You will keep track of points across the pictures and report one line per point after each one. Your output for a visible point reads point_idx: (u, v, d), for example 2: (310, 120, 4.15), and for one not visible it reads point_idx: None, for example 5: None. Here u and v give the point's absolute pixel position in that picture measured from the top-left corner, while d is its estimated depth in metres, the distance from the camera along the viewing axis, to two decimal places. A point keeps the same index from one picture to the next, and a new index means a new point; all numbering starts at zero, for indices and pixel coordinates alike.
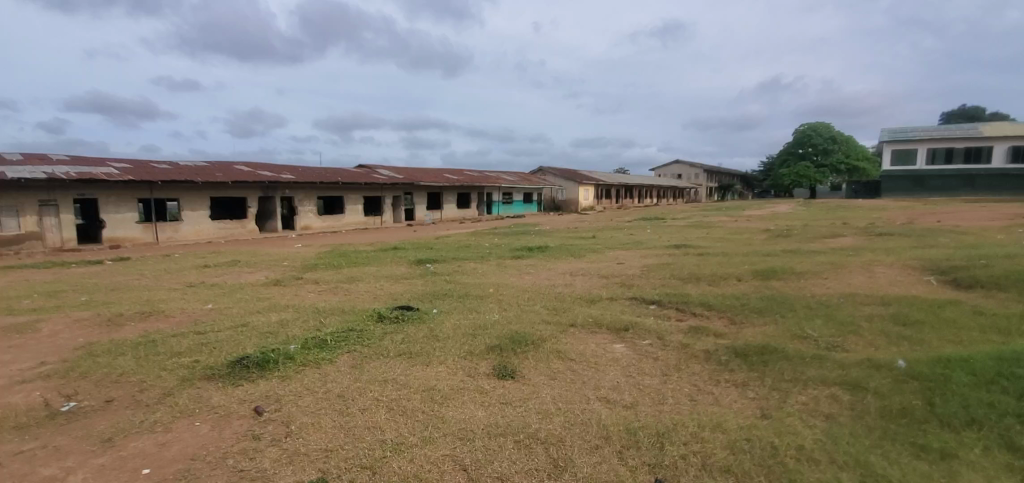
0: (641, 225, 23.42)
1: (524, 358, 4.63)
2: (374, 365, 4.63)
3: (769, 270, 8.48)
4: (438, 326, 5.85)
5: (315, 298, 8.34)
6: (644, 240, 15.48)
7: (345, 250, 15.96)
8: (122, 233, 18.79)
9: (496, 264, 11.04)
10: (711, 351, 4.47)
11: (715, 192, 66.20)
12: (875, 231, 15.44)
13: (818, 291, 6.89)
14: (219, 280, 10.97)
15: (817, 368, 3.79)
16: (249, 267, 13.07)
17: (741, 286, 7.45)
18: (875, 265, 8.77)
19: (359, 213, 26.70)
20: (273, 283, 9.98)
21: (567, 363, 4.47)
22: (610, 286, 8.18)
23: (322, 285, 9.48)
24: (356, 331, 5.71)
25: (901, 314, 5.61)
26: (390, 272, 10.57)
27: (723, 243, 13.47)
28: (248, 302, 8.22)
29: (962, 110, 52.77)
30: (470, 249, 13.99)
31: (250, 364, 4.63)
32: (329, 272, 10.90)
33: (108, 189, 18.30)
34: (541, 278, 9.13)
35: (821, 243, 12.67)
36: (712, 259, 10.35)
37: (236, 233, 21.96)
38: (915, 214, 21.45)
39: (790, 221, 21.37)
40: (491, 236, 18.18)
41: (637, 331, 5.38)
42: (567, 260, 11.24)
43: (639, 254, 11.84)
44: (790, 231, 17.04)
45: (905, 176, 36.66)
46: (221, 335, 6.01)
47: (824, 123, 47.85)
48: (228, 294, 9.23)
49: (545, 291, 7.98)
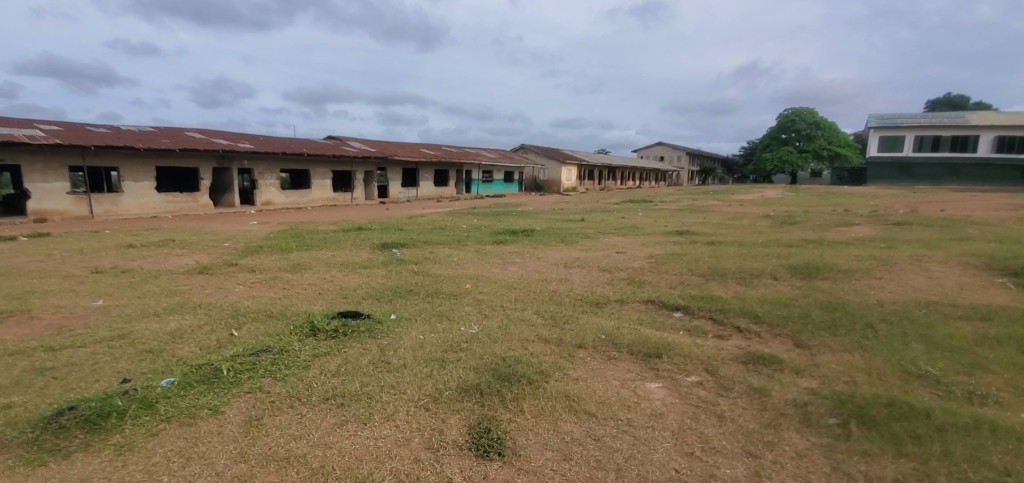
0: (630, 207, 21.96)
1: (517, 413, 2.96)
2: (282, 421, 2.91)
3: (806, 265, 7.01)
4: (391, 346, 4.14)
5: (242, 294, 6.53)
6: (639, 225, 13.96)
7: (302, 228, 13.99)
8: (51, 205, 16.38)
9: (473, 250, 9.34)
10: (809, 404, 2.91)
11: (696, 176, 65.23)
12: (889, 220, 14.25)
13: (883, 297, 5.45)
14: (136, 265, 8.99)
15: (1016, 460, 2.31)
16: (182, 248, 11.04)
17: (783, 287, 5.92)
18: (926, 261, 7.41)
19: (327, 189, 24.56)
20: (197, 271, 8.07)
21: (584, 424, 2.82)
22: (617, 283, 6.59)
23: (258, 275, 7.63)
24: (272, 352, 3.94)
25: (1020, 335, 4.22)
26: (348, 259, 8.77)
27: (729, 231, 12.03)
28: (152, 298, 6.34)
29: (947, 97, 52.62)
30: (443, 231, 12.22)
31: (72, 421, 2.83)
32: (272, 257, 9.05)
33: (33, 154, 15.85)
34: (529, 271, 7.46)
35: (838, 232, 11.33)
36: (728, 249, 8.85)
37: (186, 207, 19.72)
38: (915, 203, 20.43)
39: (788, 207, 20.18)
40: (470, 216, 16.48)
41: (677, 357, 3.80)
42: (556, 247, 9.55)
43: (639, 242, 10.23)
44: (793, 217, 15.81)
45: (891, 164, 36.10)
46: (80, 355, 4.18)
47: (809, 108, 47.07)
48: (136, 284, 7.33)
49: (536, 288, 6.35)
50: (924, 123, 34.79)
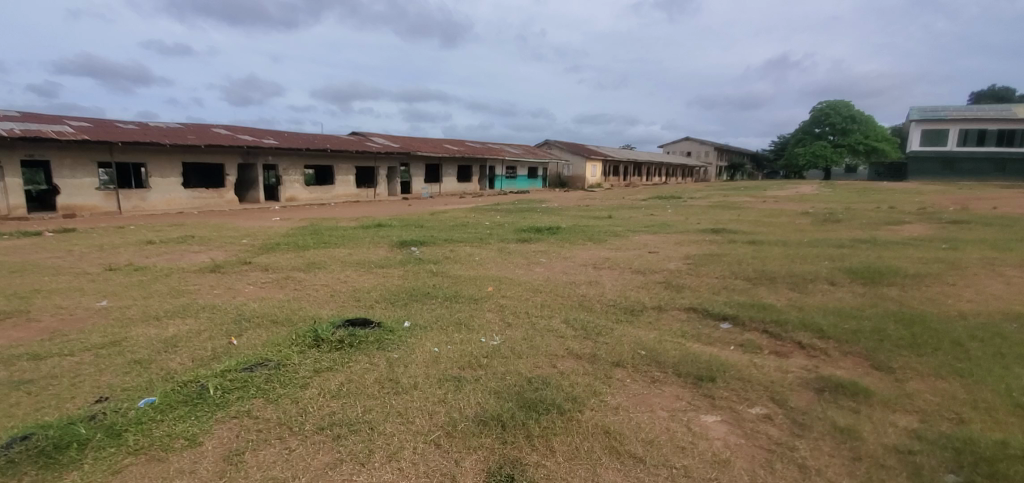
0: (656, 204, 21.16)
1: (545, 454, 2.44)
2: (265, 458, 2.47)
3: (866, 268, 6.28)
4: (401, 361, 3.66)
5: (250, 295, 6.17)
6: (670, 222, 13.26)
7: (322, 225, 13.71)
8: (80, 201, 16.51)
9: (496, 249, 8.84)
10: (915, 453, 2.34)
11: (725, 171, 63.49)
12: (940, 218, 13.23)
13: (964, 307, 4.75)
14: (150, 262, 8.77)
15: None
16: (200, 245, 10.83)
17: (844, 295, 5.25)
18: (1000, 265, 6.59)
19: (350, 185, 24.40)
20: (208, 269, 7.78)
21: (628, 474, 2.29)
22: (653, 287, 6.00)
23: (269, 274, 7.26)
24: (267, 367, 3.50)
25: None
26: (365, 257, 8.39)
27: (768, 229, 11.25)
28: (157, 298, 6.04)
29: (995, 88, 49.76)
30: (465, 228, 11.77)
31: (22, 455, 2.45)
32: (286, 255, 8.71)
33: (62, 150, 15.98)
34: (556, 273, 6.91)
35: (889, 231, 10.46)
36: (772, 249, 8.13)
37: (212, 203, 19.75)
38: (966, 199, 19.16)
39: (827, 204, 19.09)
40: (493, 212, 16.04)
41: (734, 381, 3.22)
42: (584, 247, 8.97)
43: (671, 240, 9.60)
44: (834, 214, 14.89)
45: (933, 158, 34.13)
46: (64, 367, 3.84)
47: (844, 101, 45.17)
48: (145, 283, 7.06)
49: (564, 293, 5.81)
50: (969, 116, 32.90)
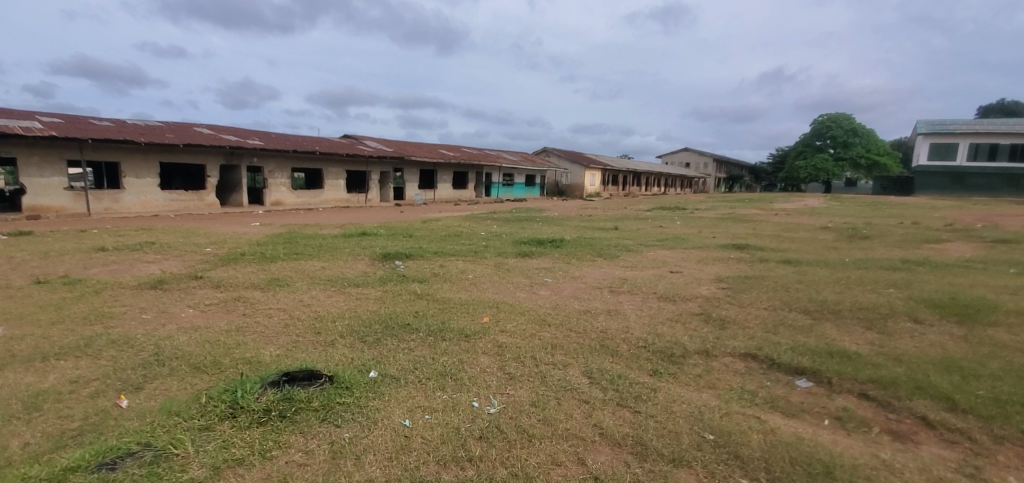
0: (663, 215, 19.98)
1: None
2: None
3: (951, 301, 5.09)
4: (353, 448, 2.43)
5: (186, 321, 4.91)
6: (684, 235, 12.05)
7: (300, 232, 12.46)
8: (47, 201, 15.14)
9: (492, 265, 7.62)
10: None
11: (723, 183, 62.66)
12: (976, 236, 12.11)
13: None
14: (88, 275, 7.49)
15: None
16: (157, 253, 9.53)
17: (943, 340, 4.07)
18: None
19: (340, 190, 23.10)
20: (150, 285, 6.50)
21: None
22: (691, 321, 4.78)
23: (220, 294, 5.98)
24: (143, 460, 2.28)
25: None
26: (340, 273, 7.14)
27: (796, 245, 10.06)
28: (66, 325, 4.76)
29: (1001, 103, 49.05)
30: (458, 240, 10.52)
31: None
32: (248, 269, 7.46)
33: (29, 147, 14.66)
34: (565, 298, 5.69)
35: (934, 251, 9.29)
36: (816, 272, 6.93)
37: (191, 206, 18.41)
38: (989, 215, 18.05)
39: (843, 218, 18.00)
40: (489, 222, 14.80)
41: None
42: (594, 264, 7.75)
43: (692, 258, 8.40)
44: (856, 229, 13.79)
45: (943, 173, 33.42)
46: None
47: (846, 114, 44.38)
48: (65, 302, 5.77)
49: (580, 327, 4.59)
50: (981, 129, 32.01)
